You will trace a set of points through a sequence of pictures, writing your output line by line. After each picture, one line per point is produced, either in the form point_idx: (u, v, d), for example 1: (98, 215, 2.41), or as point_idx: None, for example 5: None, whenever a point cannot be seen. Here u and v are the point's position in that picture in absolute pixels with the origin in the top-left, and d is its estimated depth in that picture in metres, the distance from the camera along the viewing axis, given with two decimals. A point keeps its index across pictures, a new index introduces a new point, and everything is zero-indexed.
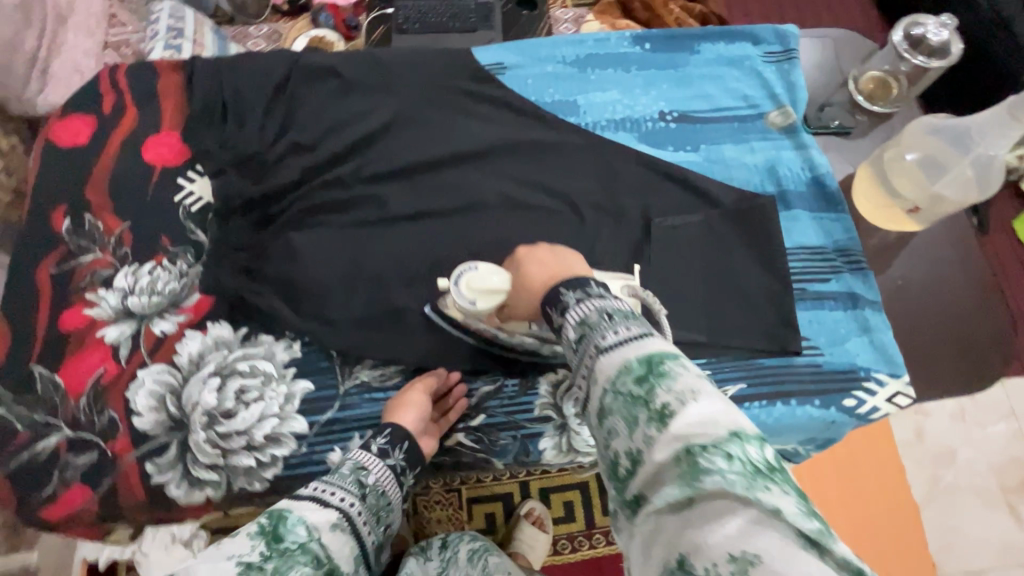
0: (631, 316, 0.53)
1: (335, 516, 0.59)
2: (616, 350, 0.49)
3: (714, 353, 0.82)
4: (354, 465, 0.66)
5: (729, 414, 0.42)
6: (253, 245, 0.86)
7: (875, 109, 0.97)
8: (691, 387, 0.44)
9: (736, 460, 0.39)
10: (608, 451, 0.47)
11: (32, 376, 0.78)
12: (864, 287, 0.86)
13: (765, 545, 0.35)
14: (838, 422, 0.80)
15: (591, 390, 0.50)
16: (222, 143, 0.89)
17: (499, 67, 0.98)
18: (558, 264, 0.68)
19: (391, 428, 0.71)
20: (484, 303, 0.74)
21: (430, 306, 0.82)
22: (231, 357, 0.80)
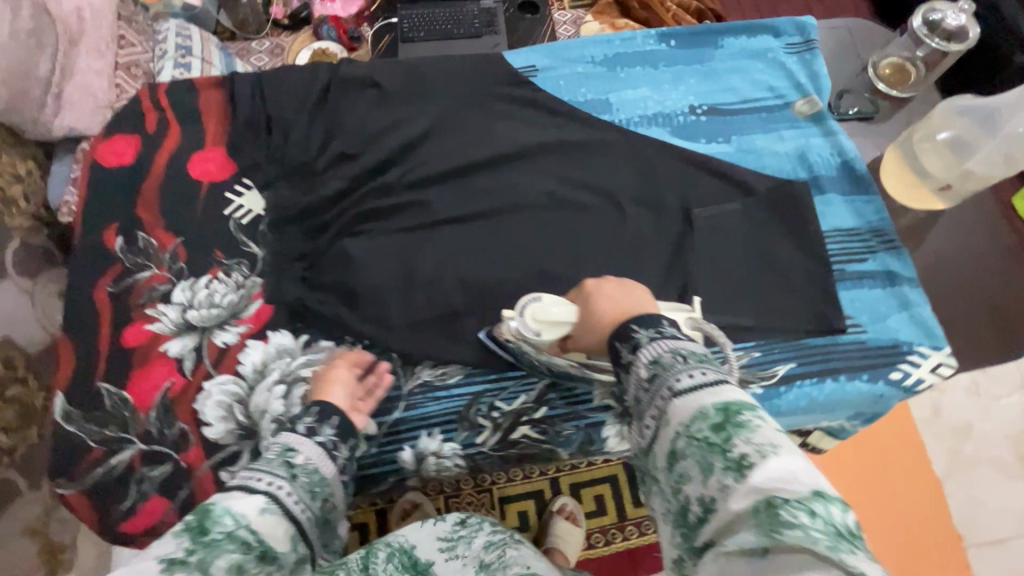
0: (706, 362, 0.56)
1: (263, 502, 0.54)
2: (693, 395, 0.52)
3: (764, 335, 0.85)
4: (281, 448, 0.63)
5: (808, 473, 0.45)
6: (309, 254, 0.89)
7: (893, 93, 1.02)
8: (773, 443, 0.47)
9: (819, 518, 0.41)
10: (678, 493, 0.51)
11: (101, 393, 0.80)
12: (900, 264, 0.89)
13: None
14: (886, 396, 0.83)
15: (662, 431, 0.54)
16: (272, 157, 0.93)
17: (531, 70, 1.01)
18: (628, 302, 0.68)
19: (319, 407, 0.69)
20: (549, 334, 0.74)
21: (485, 332, 0.83)
22: (295, 365, 0.82)
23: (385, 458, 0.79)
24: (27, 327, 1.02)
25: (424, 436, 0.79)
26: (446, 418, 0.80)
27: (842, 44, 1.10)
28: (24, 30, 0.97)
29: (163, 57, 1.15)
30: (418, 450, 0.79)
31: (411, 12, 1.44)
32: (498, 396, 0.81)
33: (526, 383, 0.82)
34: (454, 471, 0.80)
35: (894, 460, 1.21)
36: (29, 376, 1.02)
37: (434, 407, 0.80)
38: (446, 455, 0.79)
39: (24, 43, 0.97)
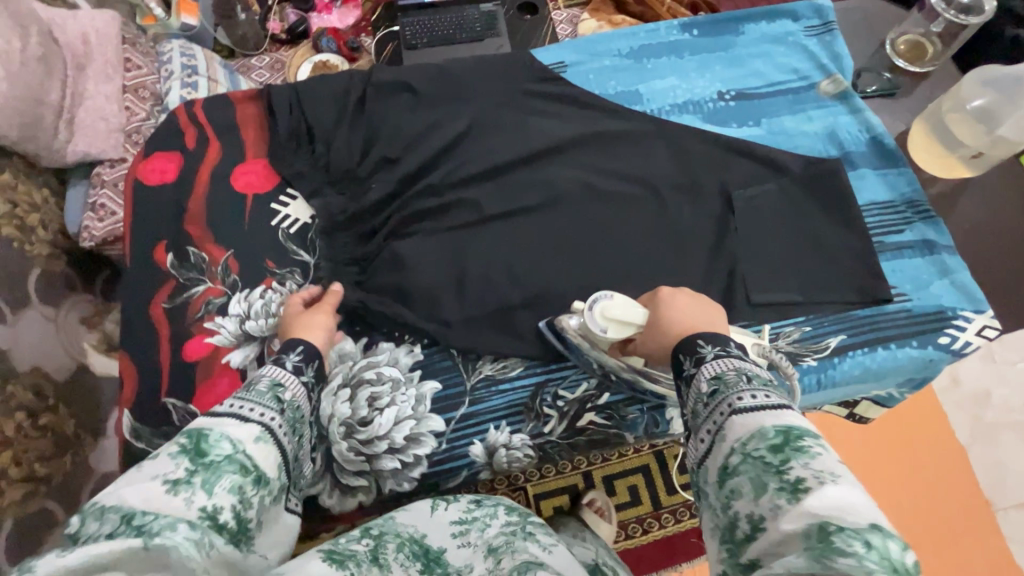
0: (771, 386, 0.54)
1: (258, 430, 0.51)
2: (755, 414, 0.50)
3: (813, 309, 0.87)
4: (269, 381, 0.58)
5: (866, 506, 0.42)
6: (361, 259, 0.90)
7: (912, 69, 1.06)
8: (832, 471, 0.45)
9: (874, 550, 0.39)
10: (725, 509, 0.49)
11: (168, 408, 0.81)
12: (937, 233, 0.91)
13: None
14: (936, 359, 0.85)
15: (715, 446, 0.52)
16: (316, 165, 0.94)
17: (561, 66, 1.04)
18: (701, 319, 0.67)
19: (303, 345, 0.65)
20: (613, 332, 0.73)
21: (544, 321, 0.84)
22: (357, 368, 0.82)
23: (456, 454, 0.80)
24: (57, 356, 1.02)
25: (493, 428, 0.81)
26: (512, 409, 0.82)
27: (857, 24, 1.13)
28: (34, 57, 0.97)
29: (170, 78, 1.16)
30: (488, 443, 0.81)
31: (414, 20, 1.44)
32: (561, 384, 0.83)
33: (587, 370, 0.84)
34: (525, 462, 0.82)
35: (915, 432, 1.23)
36: (59, 402, 1.00)
37: (500, 399, 0.82)
38: (516, 445, 0.81)
39: (36, 69, 0.97)
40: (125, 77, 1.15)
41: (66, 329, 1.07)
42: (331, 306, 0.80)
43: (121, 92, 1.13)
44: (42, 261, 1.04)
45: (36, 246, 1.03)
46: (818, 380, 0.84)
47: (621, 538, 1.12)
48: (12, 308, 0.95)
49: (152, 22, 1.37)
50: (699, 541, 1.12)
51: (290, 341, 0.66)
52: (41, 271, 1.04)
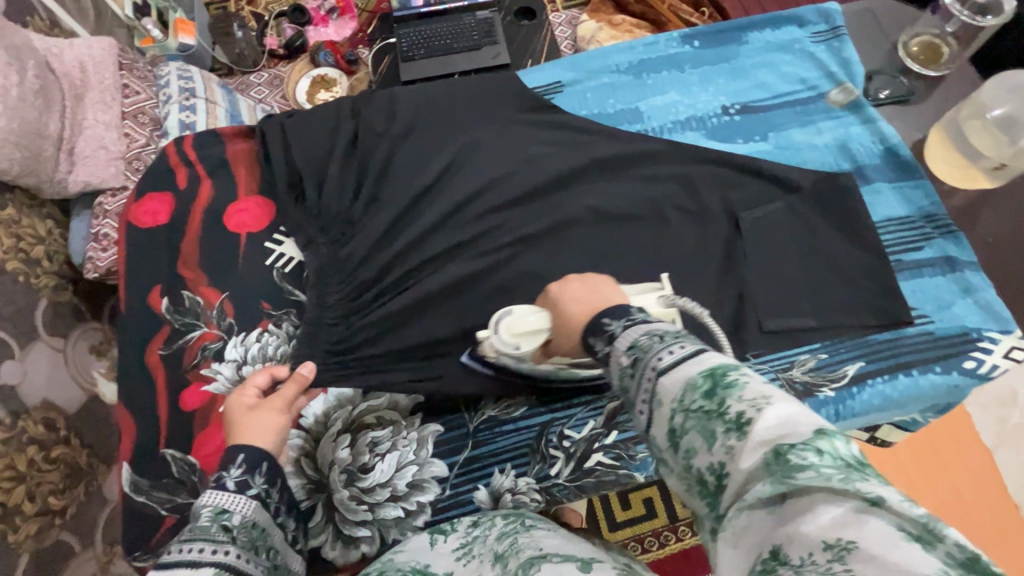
0: (687, 336, 0.45)
1: (212, 571, 0.47)
2: (680, 368, 0.42)
3: (828, 336, 0.83)
4: (212, 511, 0.52)
5: (809, 413, 0.36)
6: (349, 315, 0.83)
7: (929, 73, 1.01)
8: (765, 391, 0.38)
9: (827, 455, 0.34)
10: (686, 471, 0.41)
11: (167, 459, 0.79)
12: (957, 249, 0.87)
13: (868, 535, 0.31)
14: (961, 385, 0.81)
15: (655, 416, 0.43)
16: (310, 213, 0.88)
17: (557, 85, 1.02)
18: (597, 294, 0.60)
19: (244, 453, 0.57)
20: (526, 345, 0.70)
21: (466, 354, 0.80)
22: (357, 412, 0.80)
23: (460, 499, 0.78)
24: (68, 387, 1.02)
25: (498, 471, 0.79)
26: (516, 451, 0.80)
27: (868, 26, 1.08)
28: (31, 90, 0.95)
29: (168, 101, 1.16)
30: (493, 487, 0.78)
31: (409, 31, 1.41)
32: (567, 424, 0.81)
33: (593, 408, 0.82)
34: (533, 507, 0.78)
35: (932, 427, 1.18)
36: (71, 435, 0.99)
37: (504, 441, 0.80)
38: (522, 489, 0.78)
39: (33, 103, 0.95)
40: (124, 103, 1.13)
41: (75, 359, 1.06)
42: (287, 400, 0.68)
43: (121, 119, 1.11)
44: (47, 293, 1.03)
45: (42, 279, 1.01)
46: (836, 411, 0.80)
47: (638, 552, 1.08)
48: (19, 343, 0.93)
49: (151, 44, 1.37)
50: None
51: (230, 451, 0.57)
52: (48, 303, 1.02)
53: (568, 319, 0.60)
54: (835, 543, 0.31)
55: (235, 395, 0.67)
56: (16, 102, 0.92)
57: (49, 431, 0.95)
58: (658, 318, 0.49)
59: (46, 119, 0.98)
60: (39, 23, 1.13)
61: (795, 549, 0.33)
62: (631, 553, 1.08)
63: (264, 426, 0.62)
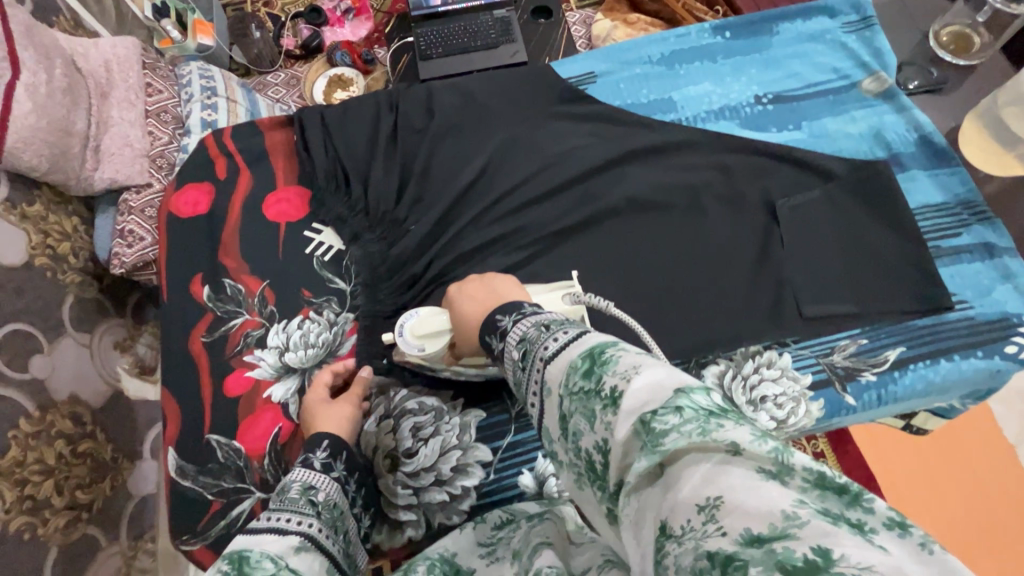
0: (570, 323, 0.48)
1: (299, 540, 0.47)
2: (561, 353, 0.44)
3: (869, 322, 0.83)
4: (301, 485, 0.55)
5: (673, 375, 0.38)
6: (397, 307, 0.85)
7: (960, 62, 1.02)
8: (634, 362, 0.39)
9: (686, 411, 0.35)
10: (578, 455, 0.41)
11: (212, 445, 0.80)
12: (996, 236, 0.88)
13: (732, 485, 0.32)
14: (1003, 370, 0.81)
15: (546, 405, 0.45)
16: (353, 208, 0.90)
17: (589, 76, 1.02)
18: (489, 294, 0.64)
19: (329, 438, 0.63)
20: (430, 347, 0.72)
21: (388, 358, 0.83)
22: (399, 399, 0.81)
23: (505, 484, 0.78)
24: (94, 383, 1.02)
25: (541, 456, 0.79)
26: None
27: (898, 17, 1.08)
28: (60, 88, 0.95)
29: (190, 100, 1.17)
30: (537, 472, 0.78)
31: (427, 30, 1.42)
32: None
33: None
34: None
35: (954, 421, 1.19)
36: (97, 430, 1.00)
37: None
38: None
39: (61, 100, 0.95)
40: (147, 102, 1.14)
41: (100, 355, 1.05)
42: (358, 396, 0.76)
43: (144, 117, 1.12)
44: (74, 288, 1.02)
45: (69, 274, 1.01)
46: (879, 396, 0.80)
47: None
48: (49, 338, 0.93)
49: (169, 45, 1.39)
50: None
51: (315, 436, 0.63)
52: (74, 298, 1.02)
53: (463, 319, 0.65)
54: (705, 504, 0.32)
55: (311, 391, 0.76)
56: (46, 99, 0.92)
57: (77, 425, 0.96)
58: (544, 310, 0.52)
59: (75, 115, 0.98)
60: (64, 23, 1.13)
61: (676, 518, 0.33)
62: None
63: (341, 417, 0.72)
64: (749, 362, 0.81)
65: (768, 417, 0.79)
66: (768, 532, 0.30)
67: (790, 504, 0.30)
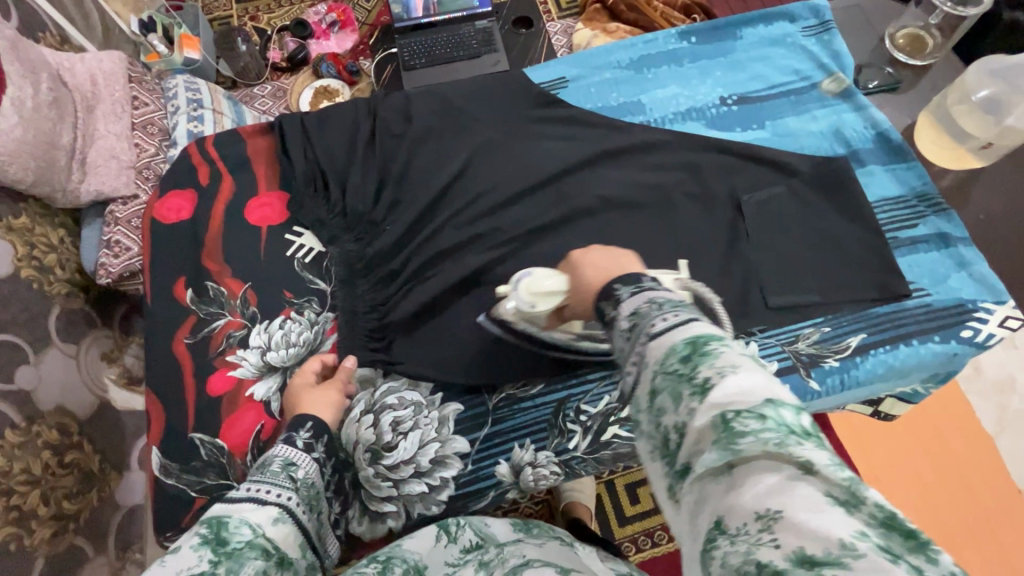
0: (685, 306, 0.47)
1: (276, 511, 0.50)
2: (666, 334, 0.44)
3: (831, 310, 0.86)
4: (282, 461, 0.58)
5: (770, 384, 0.38)
6: (375, 305, 0.89)
7: (914, 62, 1.07)
8: (733, 361, 0.40)
9: (770, 421, 0.36)
10: (656, 429, 0.43)
11: (195, 443, 0.82)
12: (950, 226, 0.91)
13: (796, 501, 0.33)
14: (960, 353, 0.84)
15: (638, 379, 0.45)
16: (333, 211, 0.93)
17: (561, 81, 1.06)
18: (613, 267, 0.63)
19: (312, 420, 0.65)
20: (542, 305, 0.74)
21: (484, 315, 0.84)
22: (379, 394, 0.82)
23: (482, 475, 0.81)
24: (81, 393, 1.03)
25: (517, 446, 0.82)
26: (535, 427, 0.83)
27: (855, 21, 1.13)
28: (46, 102, 0.97)
29: (176, 112, 1.20)
30: (514, 462, 0.81)
31: (411, 41, 1.45)
32: (582, 399, 0.84)
33: (608, 383, 0.84)
34: (551, 479, 0.82)
35: (933, 414, 1.22)
36: (83, 440, 1.00)
37: (523, 417, 0.83)
38: (542, 463, 0.81)
39: (47, 114, 0.97)
40: (133, 114, 1.17)
41: (88, 366, 1.06)
42: (342, 383, 0.79)
43: (131, 129, 1.15)
44: (61, 299, 1.03)
45: (55, 286, 1.02)
46: (842, 381, 0.84)
47: (647, 546, 1.12)
48: (35, 349, 0.94)
49: (157, 60, 1.42)
50: None
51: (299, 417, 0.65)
52: (61, 310, 1.03)
53: (586, 284, 0.63)
54: (764, 513, 0.34)
55: (299, 375, 0.80)
56: (32, 113, 0.94)
57: (63, 436, 0.97)
58: (663, 288, 0.51)
59: (61, 128, 1.00)
60: (50, 38, 1.15)
61: (733, 518, 0.35)
62: (636, 549, 1.11)
63: (325, 402, 0.75)
64: None
65: None
66: (822, 556, 0.31)
67: (850, 535, 0.31)
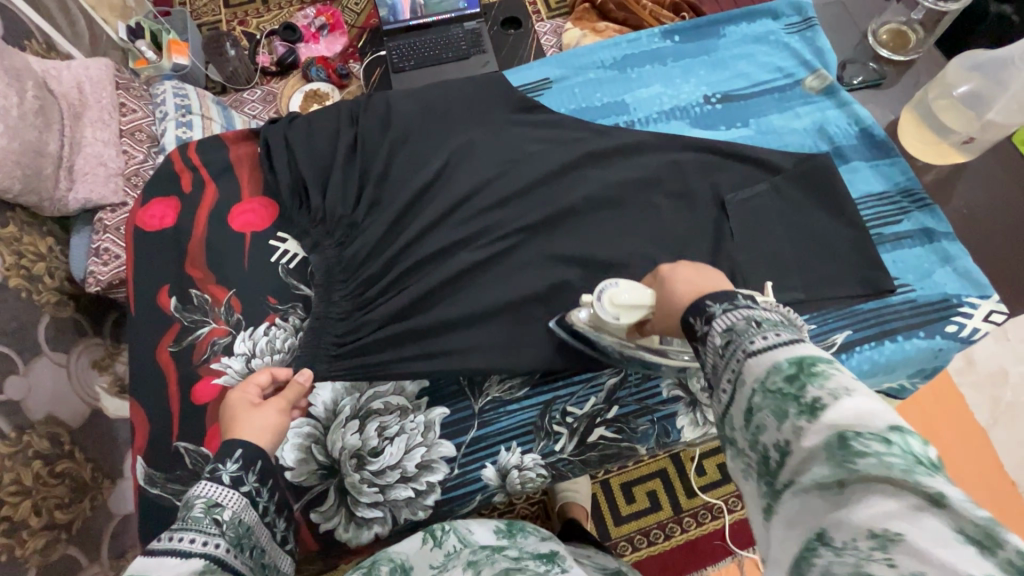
0: (785, 325, 0.45)
1: (202, 562, 0.49)
2: (770, 352, 0.42)
3: (816, 308, 0.87)
4: (205, 503, 0.53)
5: (890, 411, 0.37)
6: (353, 310, 0.87)
7: (897, 58, 1.06)
8: (847, 384, 0.39)
9: (896, 447, 0.35)
10: (753, 446, 0.43)
11: (180, 452, 0.81)
12: (934, 221, 0.92)
13: (920, 529, 0.32)
14: (945, 349, 0.85)
15: (734, 395, 0.44)
16: (313, 217, 0.92)
17: (545, 82, 1.07)
18: (707, 283, 0.56)
19: (241, 450, 0.59)
20: (626, 317, 0.66)
21: (554, 319, 0.83)
22: (365, 399, 0.82)
23: (469, 478, 0.81)
24: (71, 402, 1.02)
25: (504, 450, 0.82)
26: (521, 429, 0.83)
27: (839, 17, 1.13)
28: (31, 110, 0.96)
29: (165, 119, 1.20)
30: (500, 465, 0.81)
31: (399, 43, 1.45)
32: (568, 401, 0.84)
33: (594, 385, 0.85)
34: (538, 482, 0.82)
35: (932, 409, 1.21)
36: (75, 449, 1.00)
37: (509, 421, 0.83)
38: (528, 465, 0.82)
39: (33, 123, 0.97)
40: (121, 121, 1.16)
41: (78, 375, 1.06)
42: (288, 401, 0.71)
43: (119, 137, 1.14)
44: (50, 308, 1.03)
45: (44, 295, 1.02)
46: None
47: (643, 545, 1.12)
48: (23, 358, 0.94)
49: (145, 65, 1.42)
50: (723, 543, 1.11)
51: (226, 445, 0.60)
52: (50, 318, 1.02)
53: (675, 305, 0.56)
54: (881, 533, 0.33)
55: (239, 390, 0.70)
56: (17, 122, 0.94)
57: (54, 445, 0.96)
58: (760, 305, 0.47)
59: (46, 137, 1.00)
60: (36, 46, 1.14)
61: (841, 532, 0.35)
62: (632, 548, 1.11)
63: (262, 425, 0.65)
64: None
65: None
66: None
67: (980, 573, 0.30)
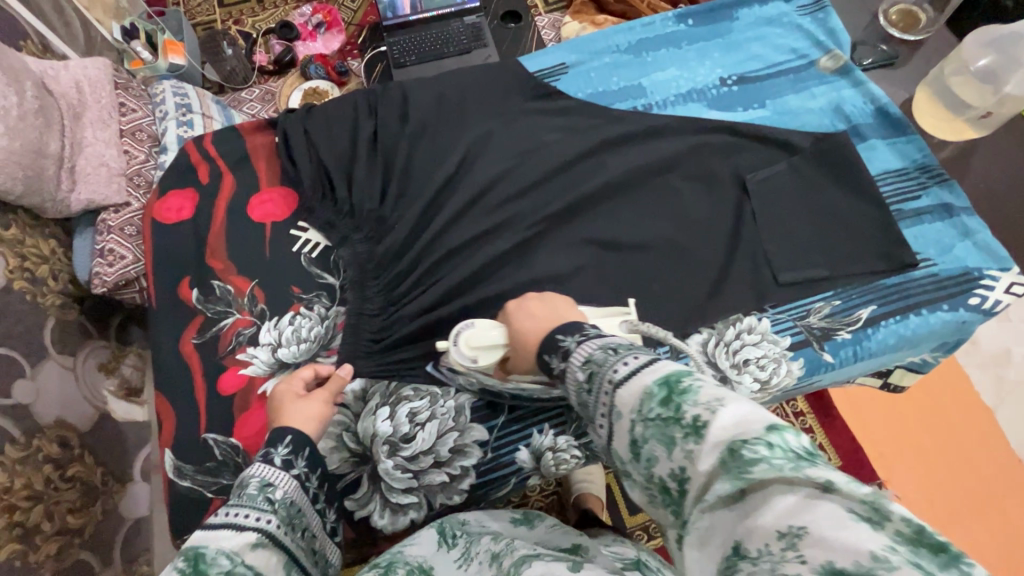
0: (638, 347, 0.48)
1: (256, 536, 0.49)
2: (634, 378, 0.44)
3: (840, 284, 0.87)
4: (258, 482, 0.53)
5: (759, 411, 0.38)
6: (385, 305, 0.87)
7: (909, 37, 1.08)
8: (716, 395, 0.40)
9: (777, 447, 0.35)
10: (650, 479, 0.42)
11: (208, 444, 0.80)
12: (952, 196, 0.93)
13: (814, 518, 0.32)
14: (968, 321, 0.86)
15: (614, 428, 0.45)
16: (341, 210, 0.91)
17: (562, 66, 1.06)
18: (550, 314, 0.65)
19: (292, 434, 0.59)
20: (484, 358, 0.71)
21: (432, 363, 0.82)
22: (395, 386, 0.81)
23: (502, 462, 0.81)
24: (78, 404, 1.00)
25: (536, 433, 0.82)
26: (552, 411, 0.83)
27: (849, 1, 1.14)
28: (32, 110, 0.94)
29: (167, 117, 1.18)
30: (533, 448, 0.81)
31: (399, 38, 1.44)
32: None
33: None
34: (573, 463, 0.82)
35: (937, 389, 1.22)
36: (84, 452, 0.99)
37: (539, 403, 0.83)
38: (562, 447, 0.82)
39: (34, 123, 0.94)
40: (122, 121, 1.14)
41: (84, 377, 1.04)
42: (332, 393, 0.70)
43: (120, 137, 1.12)
44: (55, 311, 1.00)
45: (49, 297, 1.00)
46: (855, 352, 0.85)
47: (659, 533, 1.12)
48: (30, 363, 0.91)
49: (140, 66, 1.41)
50: None
51: (277, 430, 0.60)
52: (56, 322, 1.00)
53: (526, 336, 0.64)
54: (786, 531, 0.33)
55: (284, 384, 0.70)
56: (18, 121, 0.91)
57: (64, 449, 0.95)
58: (610, 336, 0.52)
59: (48, 136, 0.97)
60: (32, 46, 1.11)
61: (752, 540, 0.34)
62: (648, 536, 1.11)
63: (309, 415, 0.65)
64: (731, 329, 0.84)
65: (751, 380, 0.82)
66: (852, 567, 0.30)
67: (880, 547, 0.30)
